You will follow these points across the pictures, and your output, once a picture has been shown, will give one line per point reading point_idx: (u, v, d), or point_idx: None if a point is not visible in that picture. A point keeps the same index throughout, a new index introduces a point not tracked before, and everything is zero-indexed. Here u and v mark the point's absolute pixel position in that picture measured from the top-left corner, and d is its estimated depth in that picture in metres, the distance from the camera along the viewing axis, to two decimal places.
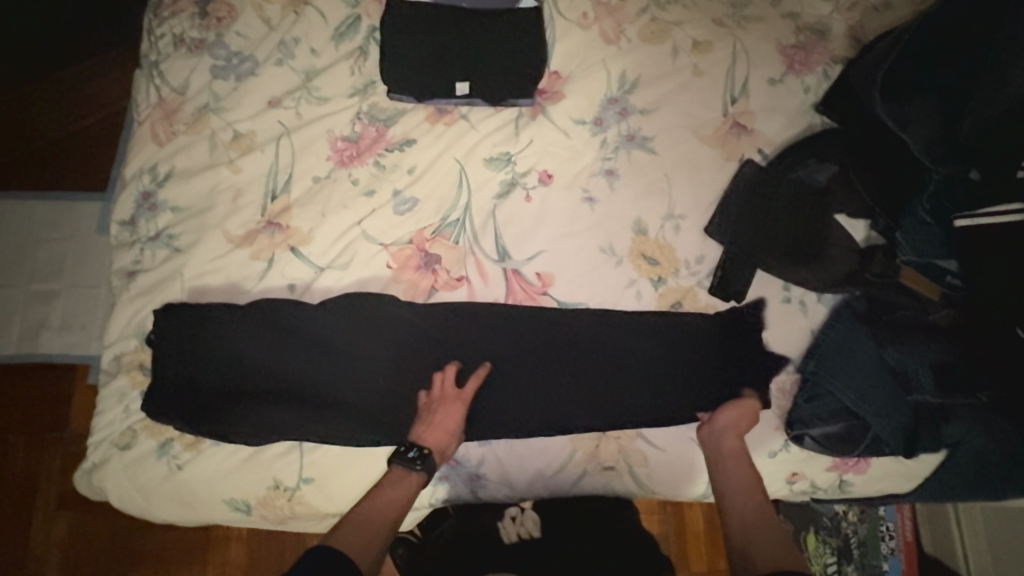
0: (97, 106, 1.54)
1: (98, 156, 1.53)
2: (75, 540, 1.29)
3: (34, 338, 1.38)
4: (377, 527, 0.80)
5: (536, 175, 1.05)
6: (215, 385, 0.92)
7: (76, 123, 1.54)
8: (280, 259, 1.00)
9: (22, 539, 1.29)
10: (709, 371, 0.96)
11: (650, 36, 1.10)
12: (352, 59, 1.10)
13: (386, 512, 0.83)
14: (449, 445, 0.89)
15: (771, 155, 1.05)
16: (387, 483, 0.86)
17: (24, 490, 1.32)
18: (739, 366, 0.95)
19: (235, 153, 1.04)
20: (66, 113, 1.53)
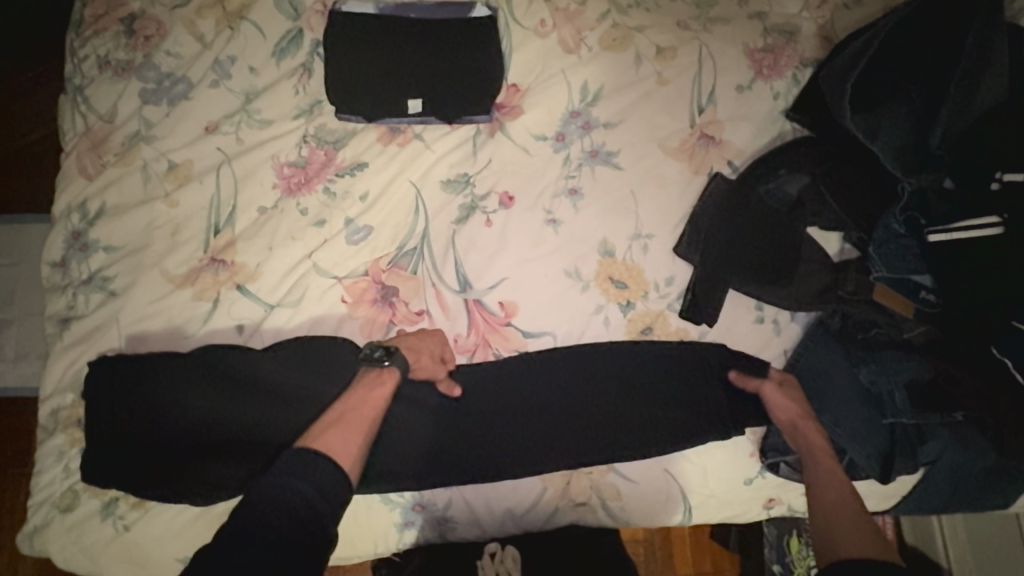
0: (37, 122, 1.45)
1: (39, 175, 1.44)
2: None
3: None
4: (363, 430, 0.77)
5: (496, 198, 0.99)
6: (160, 441, 0.86)
7: (13, 141, 1.44)
8: (226, 298, 0.94)
9: None
10: (679, 397, 0.93)
11: (612, 43, 1.03)
12: (295, 77, 1.02)
13: (364, 413, 0.80)
14: (421, 352, 0.87)
15: (741, 168, 1.01)
16: (364, 394, 0.82)
17: None
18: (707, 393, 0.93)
19: (172, 185, 0.97)
20: (4, 131, 1.44)
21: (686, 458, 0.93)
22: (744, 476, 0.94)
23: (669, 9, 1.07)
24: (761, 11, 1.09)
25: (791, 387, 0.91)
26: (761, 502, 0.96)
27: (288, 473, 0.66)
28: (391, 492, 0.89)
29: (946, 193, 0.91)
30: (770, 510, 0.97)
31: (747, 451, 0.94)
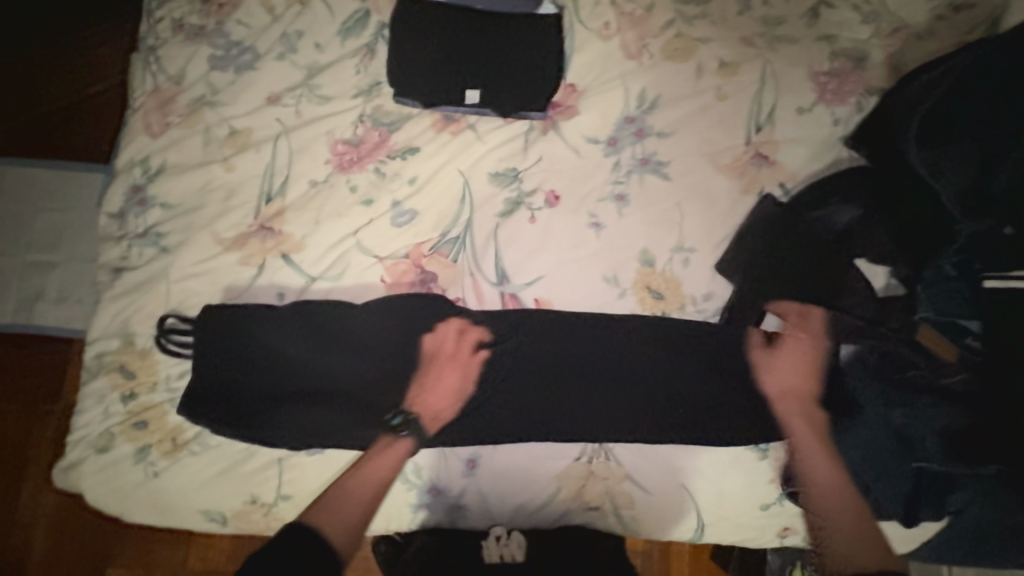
0: (103, 75, 1.50)
1: (100, 123, 1.48)
2: (60, 515, 1.29)
3: (28, 309, 1.36)
4: (342, 504, 0.83)
5: (543, 196, 1.00)
6: (196, 396, 0.89)
7: (78, 92, 1.49)
8: (270, 266, 0.96)
9: (9, 510, 1.29)
10: (776, 404, 0.91)
11: (676, 53, 1.03)
12: (358, 57, 1.04)
13: (365, 488, 0.84)
14: (447, 409, 0.90)
15: (793, 190, 0.99)
16: (369, 464, 0.85)
17: (14, 456, 1.31)
18: (795, 402, 0.91)
19: (230, 151, 0.99)
20: (70, 81, 1.49)
21: (704, 477, 0.92)
22: (761, 501, 0.93)
23: (736, 24, 1.06)
24: (829, 34, 1.08)
25: (799, 335, 0.93)
26: (775, 528, 0.95)
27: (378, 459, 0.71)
28: (409, 472, 0.90)
29: (1005, 240, 0.88)
30: (784, 539, 0.95)
31: (768, 476, 0.92)
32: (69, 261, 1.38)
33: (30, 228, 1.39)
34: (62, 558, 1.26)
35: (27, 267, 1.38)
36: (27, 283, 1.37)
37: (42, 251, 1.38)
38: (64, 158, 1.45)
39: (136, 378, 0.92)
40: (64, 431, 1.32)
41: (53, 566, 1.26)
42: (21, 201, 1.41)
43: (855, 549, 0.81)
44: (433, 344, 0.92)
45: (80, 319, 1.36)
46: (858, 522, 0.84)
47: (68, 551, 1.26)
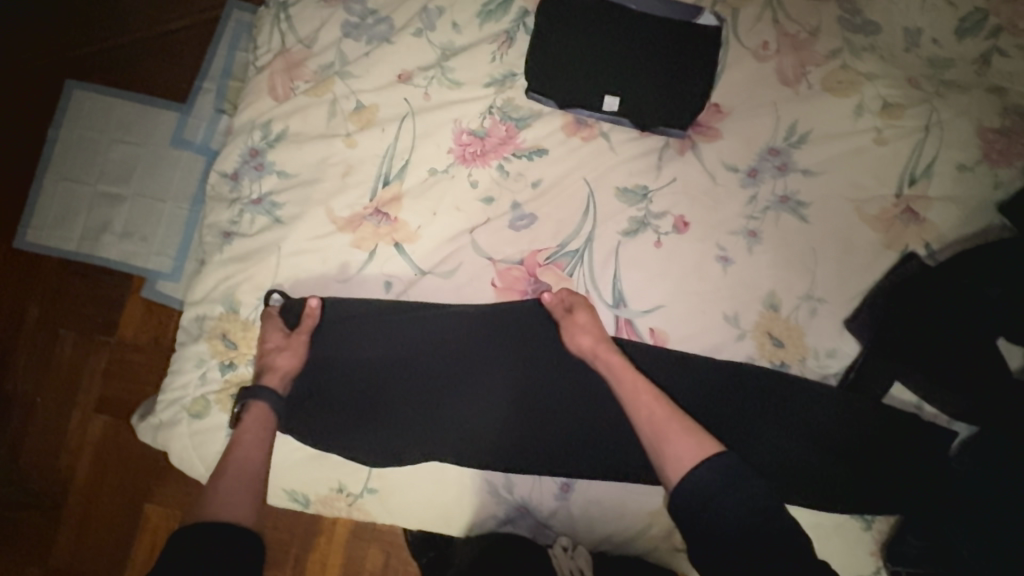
0: (192, 11, 1.41)
1: (185, 62, 1.39)
2: (106, 444, 1.25)
3: (94, 241, 1.30)
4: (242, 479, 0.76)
5: (671, 220, 0.94)
6: (307, 376, 0.90)
7: (166, 26, 1.40)
8: (382, 253, 0.93)
9: (56, 435, 1.26)
10: (880, 475, 0.88)
11: (836, 86, 0.95)
12: (496, 43, 0.98)
13: (247, 458, 0.79)
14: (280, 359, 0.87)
15: (938, 252, 0.93)
16: (240, 433, 0.81)
17: (67, 382, 1.27)
18: (898, 475, 0.88)
19: (354, 126, 0.95)
20: (157, 14, 1.40)
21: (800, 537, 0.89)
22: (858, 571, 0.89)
23: (901, 63, 0.99)
24: (999, 86, 0.98)
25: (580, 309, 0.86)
26: None
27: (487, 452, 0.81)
28: (500, 487, 0.89)
29: None
30: None
31: (868, 547, 0.90)
32: (138, 199, 1.31)
33: (105, 160, 1.32)
34: (105, 485, 1.24)
35: (97, 197, 1.31)
36: (96, 213, 1.30)
37: (113, 185, 1.31)
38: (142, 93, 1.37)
39: (237, 349, 0.90)
40: (120, 368, 1.28)
41: (94, 497, 1.24)
42: (97, 127, 1.34)
43: (668, 443, 0.72)
44: (367, 376, 0.90)
45: (144, 259, 1.29)
46: (668, 428, 0.73)
47: (108, 485, 1.24)
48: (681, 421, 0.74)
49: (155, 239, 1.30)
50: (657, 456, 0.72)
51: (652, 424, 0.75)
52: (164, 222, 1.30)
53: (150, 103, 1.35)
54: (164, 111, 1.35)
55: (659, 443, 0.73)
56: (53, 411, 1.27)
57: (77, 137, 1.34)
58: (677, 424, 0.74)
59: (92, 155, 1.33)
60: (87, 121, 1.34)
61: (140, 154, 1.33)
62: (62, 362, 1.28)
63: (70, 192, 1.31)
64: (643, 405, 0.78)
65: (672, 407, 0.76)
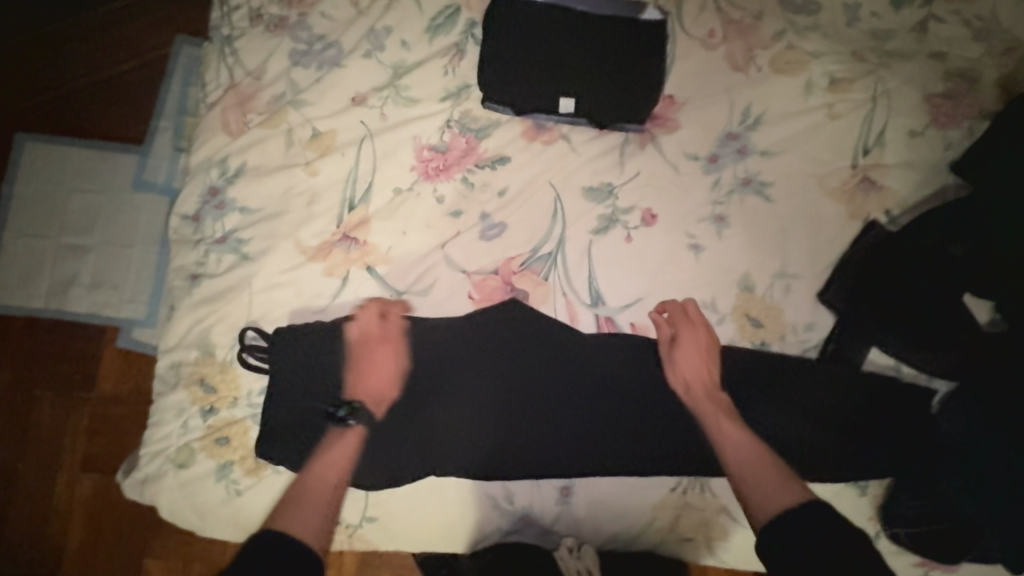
0: (138, 52, 1.38)
1: (137, 105, 1.36)
2: (96, 505, 1.21)
3: (62, 296, 1.26)
4: (321, 501, 0.75)
5: (639, 214, 0.95)
6: (281, 414, 0.85)
7: (112, 70, 1.37)
8: (355, 278, 0.92)
9: (42, 502, 1.21)
10: (866, 437, 0.89)
11: (785, 66, 0.97)
12: (447, 57, 0.98)
13: (322, 485, 0.77)
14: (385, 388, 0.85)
15: (899, 218, 0.96)
16: (323, 459, 0.80)
17: (50, 444, 1.23)
18: (886, 436, 0.89)
19: (313, 153, 0.94)
20: (102, 58, 1.37)
21: None
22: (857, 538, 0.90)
23: (845, 38, 1.01)
24: (939, 52, 1.02)
25: (685, 339, 0.88)
26: None
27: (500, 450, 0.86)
28: (501, 499, 0.88)
29: None
30: None
31: (866, 513, 0.89)
32: (103, 247, 1.28)
33: (66, 211, 1.29)
34: (98, 549, 1.19)
35: (61, 251, 1.27)
36: (61, 267, 1.27)
37: (76, 236, 1.28)
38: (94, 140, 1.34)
39: (217, 392, 0.88)
40: (102, 423, 1.24)
41: (88, 561, 1.19)
42: (51, 179, 1.31)
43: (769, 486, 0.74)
44: (346, 404, 0.86)
45: (116, 307, 1.26)
46: (761, 471, 0.76)
47: (101, 549, 1.19)
48: (777, 467, 0.76)
49: (124, 287, 1.27)
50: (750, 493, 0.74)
51: (746, 470, 0.77)
52: (133, 268, 1.28)
53: (106, 149, 1.32)
54: (120, 155, 1.33)
55: (751, 486, 0.75)
56: (37, 475, 1.22)
57: (33, 190, 1.30)
58: (771, 469, 0.76)
59: (52, 207, 1.29)
60: (42, 173, 1.31)
61: (101, 202, 1.30)
62: (41, 424, 1.24)
63: (33, 248, 1.27)
64: (733, 451, 0.80)
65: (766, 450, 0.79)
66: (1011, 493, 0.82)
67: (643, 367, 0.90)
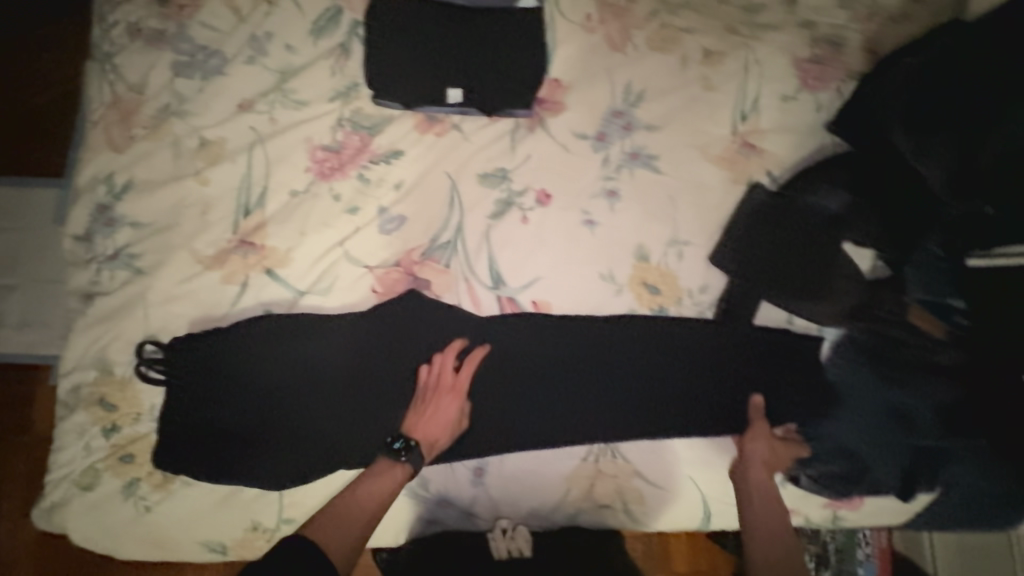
0: (39, 82, 1.35)
1: (38, 133, 1.33)
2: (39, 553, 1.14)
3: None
4: (357, 517, 0.76)
5: (533, 195, 0.98)
6: (186, 423, 0.85)
7: (15, 101, 1.33)
8: (254, 282, 0.92)
9: None
10: (766, 389, 0.92)
11: (660, 43, 1.02)
12: (333, 58, 0.99)
13: (370, 501, 0.78)
14: (439, 434, 0.86)
15: (781, 178, 0.99)
16: (373, 482, 0.80)
17: None
18: (785, 387, 0.92)
19: (202, 162, 0.94)
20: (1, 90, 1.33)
21: (714, 468, 0.92)
22: None
23: (718, 13, 1.05)
24: (807, 20, 1.07)
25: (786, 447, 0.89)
26: None
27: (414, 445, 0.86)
28: (415, 485, 0.89)
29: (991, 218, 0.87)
30: None
31: None
32: (29, 283, 1.21)
33: None
34: None
35: None
36: None
37: None
38: None
39: (119, 410, 0.87)
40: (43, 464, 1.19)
41: None
42: None
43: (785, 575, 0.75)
44: (250, 409, 0.86)
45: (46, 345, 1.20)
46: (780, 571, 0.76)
47: None
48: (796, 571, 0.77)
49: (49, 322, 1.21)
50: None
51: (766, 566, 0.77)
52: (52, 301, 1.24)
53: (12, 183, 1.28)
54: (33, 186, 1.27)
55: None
56: None
57: None
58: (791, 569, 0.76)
59: None
60: None
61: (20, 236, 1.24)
62: None
63: None
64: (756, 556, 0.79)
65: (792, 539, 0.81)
66: (879, 421, 0.90)
67: (546, 342, 0.93)
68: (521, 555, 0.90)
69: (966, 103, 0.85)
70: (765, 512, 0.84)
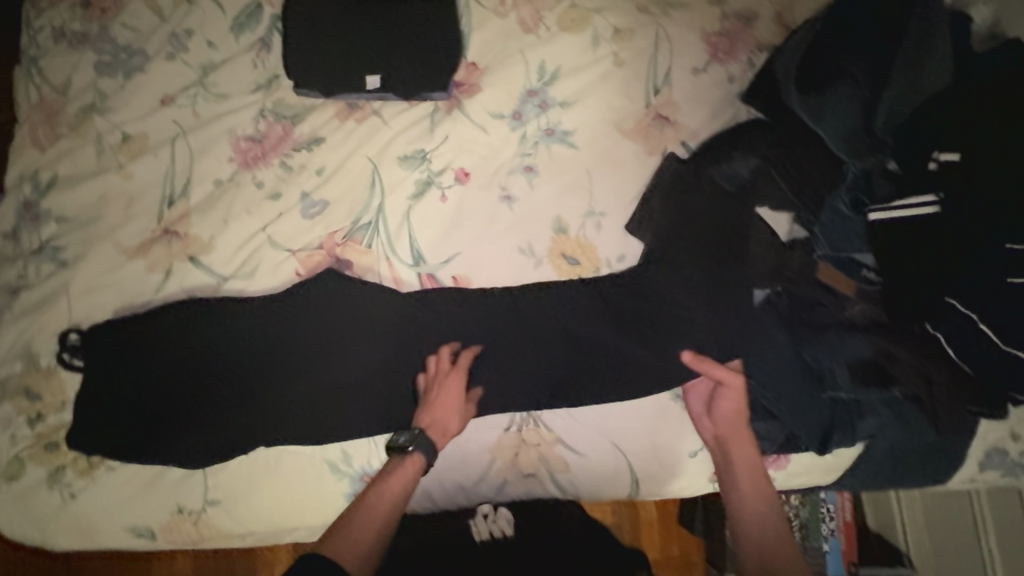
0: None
1: None
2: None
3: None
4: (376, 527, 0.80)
5: (452, 174, 1.00)
6: (107, 406, 0.87)
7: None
8: (178, 270, 0.94)
9: None
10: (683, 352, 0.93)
11: (571, 24, 1.05)
12: (254, 52, 1.02)
13: (382, 507, 0.81)
14: (450, 420, 0.88)
15: (695, 148, 1.02)
16: (387, 483, 0.83)
17: None
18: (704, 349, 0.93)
19: (126, 157, 0.96)
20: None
21: (636, 432, 0.93)
22: (688, 449, 0.94)
23: None
24: None
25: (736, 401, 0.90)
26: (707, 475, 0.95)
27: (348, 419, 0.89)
28: (338, 463, 0.89)
29: (892, 176, 0.93)
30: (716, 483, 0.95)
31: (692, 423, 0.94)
32: None
33: None
34: None
35: None
36: None
37: None
38: None
39: (42, 400, 0.88)
40: None
41: None
42: None
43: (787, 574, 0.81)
44: (173, 391, 0.88)
45: None
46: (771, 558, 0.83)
47: None
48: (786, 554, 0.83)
49: None
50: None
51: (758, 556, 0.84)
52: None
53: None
54: None
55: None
56: None
57: None
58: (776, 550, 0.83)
59: None
60: None
61: None
62: None
63: None
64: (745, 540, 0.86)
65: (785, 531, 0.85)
66: (792, 378, 0.90)
67: (467, 314, 0.94)
68: (504, 536, 0.91)
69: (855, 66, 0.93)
70: (753, 510, 0.87)
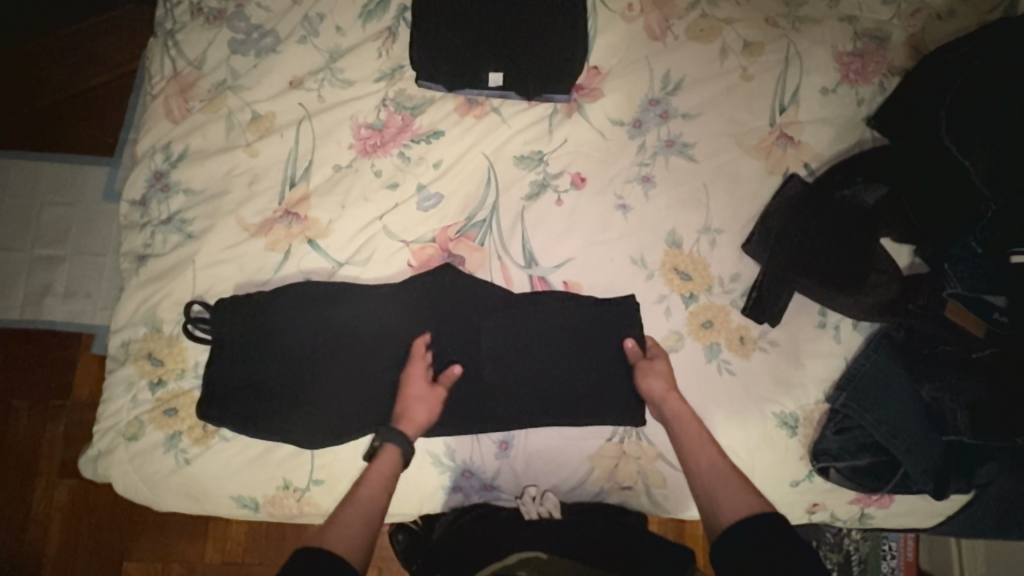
0: (108, 66, 1.40)
1: (98, 116, 1.39)
2: (77, 506, 1.23)
3: (37, 305, 1.27)
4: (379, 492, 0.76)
5: (569, 178, 0.99)
6: (229, 378, 0.90)
7: (87, 84, 1.40)
8: (296, 251, 0.95)
9: (22, 504, 1.22)
10: (792, 380, 0.92)
11: (700, 34, 1.03)
12: (380, 40, 1.03)
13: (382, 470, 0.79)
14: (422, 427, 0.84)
15: (817, 170, 0.99)
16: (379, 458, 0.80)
17: (26, 455, 1.24)
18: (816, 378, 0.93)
19: (253, 135, 0.99)
20: (70, 73, 1.39)
21: (735, 454, 0.91)
22: (790, 478, 0.92)
23: (759, 4, 1.05)
24: (850, 15, 1.06)
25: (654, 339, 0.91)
26: (803, 505, 0.94)
27: (451, 414, 0.90)
28: (442, 455, 0.91)
29: None
30: (813, 515, 0.94)
31: (796, 454, 0.91)
32: (77, 257, 1.28)
33: (39, 225, 1.29)
34: (80, 544, 1.21)
35: (36, 263, 1.28)
36: (36, 279, 1.28)
37: (49, 246, 1.29)
38: (58, 148, 1.36)
39: (164, 365, 0.91)
40: (79, 428, 1.26)
41: (70, 556, 1.21)
42: (17, 188, 1.32)
43: (724, 496, 0.73)
44: (290, 368, 0.90)
45: (91, 314, 1.27)
46: (727, 487, 0.74)
47: (86, 541, 1.21)
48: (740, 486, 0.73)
49: (97, 295, 1.28)
50: (711, 505, 0.73)
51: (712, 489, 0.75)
52: (107, 275, 1.28)
53: (75, 162, 1.34)
54: (98, 168, 1.34)
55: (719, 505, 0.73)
56: (16, 485, 1.23)
57: (9, 206, 1.31)
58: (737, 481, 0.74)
59: (25, 220, 1.30)
60: (18, 188, 1.32)
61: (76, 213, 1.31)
62: (15, 434, 1.25)
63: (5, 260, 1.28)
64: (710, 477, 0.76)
65: (735, 469, 0.77)
66: (909, 414, 0.89)
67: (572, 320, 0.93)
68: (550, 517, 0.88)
69: (1019, 90, 0.83)
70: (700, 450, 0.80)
